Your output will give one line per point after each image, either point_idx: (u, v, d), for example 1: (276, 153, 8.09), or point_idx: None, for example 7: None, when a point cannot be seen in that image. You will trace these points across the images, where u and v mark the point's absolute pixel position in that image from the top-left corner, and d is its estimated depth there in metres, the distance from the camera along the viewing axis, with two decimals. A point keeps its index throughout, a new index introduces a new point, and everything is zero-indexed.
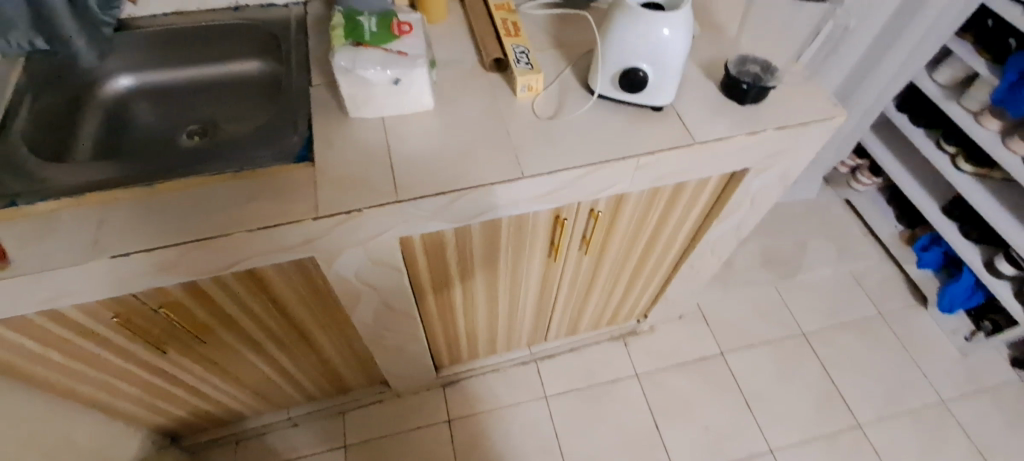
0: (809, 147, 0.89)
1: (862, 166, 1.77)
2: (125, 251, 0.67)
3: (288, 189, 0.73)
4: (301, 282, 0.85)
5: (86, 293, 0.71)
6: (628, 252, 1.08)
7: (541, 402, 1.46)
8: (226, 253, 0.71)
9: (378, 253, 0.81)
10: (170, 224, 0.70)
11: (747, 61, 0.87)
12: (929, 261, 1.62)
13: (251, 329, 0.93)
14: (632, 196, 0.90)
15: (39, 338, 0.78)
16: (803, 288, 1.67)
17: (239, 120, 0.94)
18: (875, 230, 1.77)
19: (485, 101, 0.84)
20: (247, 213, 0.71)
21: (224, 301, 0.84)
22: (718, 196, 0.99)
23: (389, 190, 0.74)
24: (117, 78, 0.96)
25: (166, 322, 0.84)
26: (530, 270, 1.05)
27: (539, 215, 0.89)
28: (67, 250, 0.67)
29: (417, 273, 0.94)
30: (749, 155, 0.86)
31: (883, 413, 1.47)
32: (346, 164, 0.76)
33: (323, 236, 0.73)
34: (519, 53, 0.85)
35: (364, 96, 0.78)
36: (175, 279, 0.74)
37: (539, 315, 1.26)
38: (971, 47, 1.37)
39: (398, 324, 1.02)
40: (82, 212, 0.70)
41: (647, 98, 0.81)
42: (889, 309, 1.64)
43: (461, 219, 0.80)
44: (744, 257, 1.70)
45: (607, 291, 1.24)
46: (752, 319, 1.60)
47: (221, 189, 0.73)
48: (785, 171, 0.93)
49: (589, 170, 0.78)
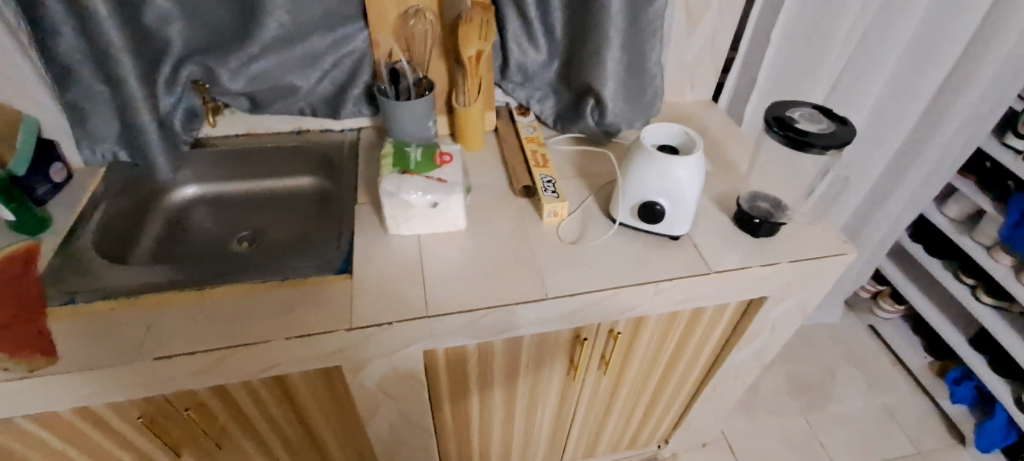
0: (822, 280, 0.92)
1: (883, 291, 1.78)
2: (169, 354, 0.71)
3: (326, 300, 0.78)
4: (324, 390, 0.86)
5: (122, 392, 0.74)
6: (648, 374, 1.07)
7: None
8: (261, 359, 0.74)
9: (402, 365, 0.83)
10: (214, 328, 0.74)
11: (757, 198, 0.93)
12: (963, 396, 1.55)
13: (266, 435, 0.93)
14: (651, 318, 0.93)
15: (64, 434, 0.79)
16: (833, 419, 1.58)
17: (286, 230, 1.03)
18: (904, 360, 1.71)
19: (514, 223, 0.91)
20: (287, 321, 0.75)
21: (246, 406, 0.85)
22: (737, 321, 1.00)
23: (420, 305, 0.78)
24: (185, 188, 1.06)
25: (187, 423, 0.85)
26: (549, 388, 1.04)
27: (560, 333, 0.91)
28: (116, 349, 0.71)
29: (436, 385, 0.94)
30: (764, 285, 0.89)
31: None
32: (383, 278, 0.81)
33: (353, 346, 0.76)
34: (546, 182, 0.94)
35: (405, 215, 0.85)
36: (208, 382, 0.76)
37: (556, 435, 1.22)
38: (974, 185, 1.43)
39: (413, 437, 1.00)
40: (135, 313, 0.75)
41: (665, 228, 0.87)
42: (929, 448, 1.53)
43: (484, 335, 0.83)
44: (768, 381, 1.65)
45: (627, 413, 1.21)
46: (782, 451, 1.51)
47: (264, 296, 0.78)
48: (802, 301, 0.96)
49: (611, 293, 0.82)
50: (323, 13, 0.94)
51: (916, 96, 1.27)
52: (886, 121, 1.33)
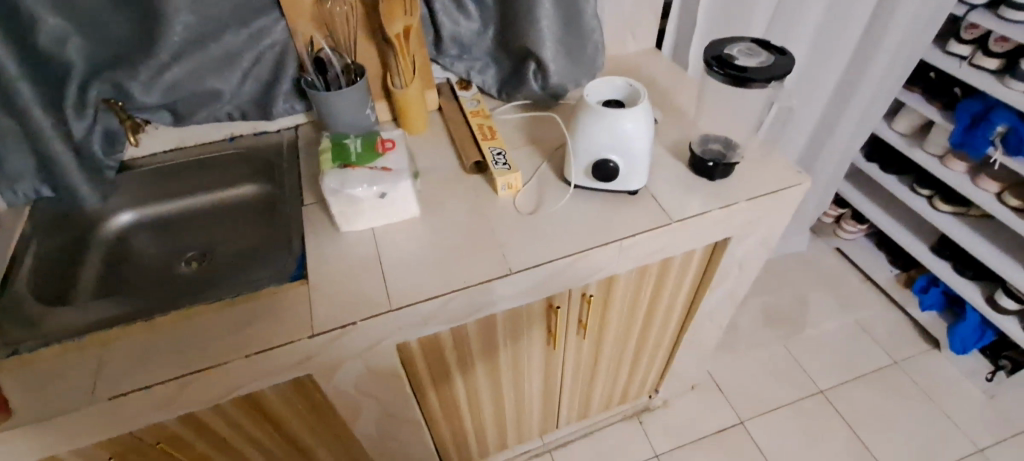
0: (781, 214, 0.93)
1: (844, 215, 1.82)
2: (124, 391, 0.67)
3: (284, 310, 0.75)
4: (300, 400, 0.83)
5: (85, 437, 0.70)
6: (627, 330, 1.08)
7: None
8: (224, 381, 0.71)
9: (376, 363, 0.81)
10: (168, 357, 0.70)
11: (708, 140, 0.93)
12: (932, 303, 1.61)
13: (251, 453, 0.90)
14: (621, 276, 0.92)
15: None
16: (813, 343, 1.63)
17: (236, 244, 0.98)
18: (872, 276, 1.77)
19: (469, 201, 0.89)
20: (245, 338, 0.72)
21: (221, 429, 0.82)
22: (705, 266, 1.01)
23: (383, 299, 0.75)
24: (120, 214, 1.00)
25: (163, 455, 0.82)
26: (531, 360, 1.04)
27: (533, 305, 0.90)
28: (66, 395, 0.68)
29: (416, 375, 0.93)
30: (726, 226, 0.89)
31: None
32: (340, 278, 0.78)
33: (321, 352, 0.74)
34: (496, 154, 0.92)
35: (354, 210, 0.82)
36: (174, 412, 0.73)
37: (547, 403, 1.23)
38: (922, 97, 1.46)
39: (402, 430, 0.99)
40: (82, 355, 0.71)
41: (621, 184, 0.86)
42: (904, 356, 1.61)
43: (455, 319, 0.81)
44: (747, 317, 1.69)
45: (613, 370, 1.22)
46: (768, 381, 1.55)
47: (218, 316, 0.74)
48: (765, 236, 0.97)
49: (576, 258, 0.81)
50: (233, 9, 0.88)
51: (854, 16, 1.27)
52: (829, 46, 1.33)
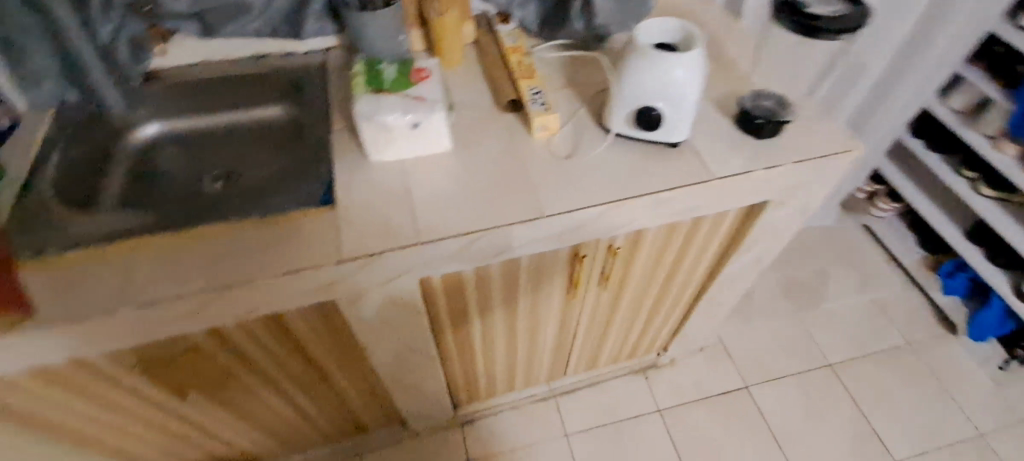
0: (825, 181, 0.89)
1: (879, 192, 1.76)
2: (152, 300, 0.68)
3: (310, 234, 0.74)
4: (322, 325, 0.84)
5: (113, 341, 0.72)
6: (647, 286, 1.07)
7: (562, 440, 1.41)
8: (250, 299, 0.72)
9: (399, 295, 0.81)
10: (195, 271, 0.71)
11: (760, 97, 0.87)
12: (955, 288, 1.58)
13: (272, 372, 0.93)
14: (651, 231, 0.90)
15: (61, 386, 0.78)
16: (827, 318, 1.62)
17: (261, 165, 0.96)
18: (897, 256, 1.73)
19: (503, 141, 0.85)
20: (271, 259, 0.72)
21: (244, 345, 0.83)
22: (737, 228, 0.98)
23: (410, 232, 0.74)
24: (145, 126, 0.98)
25: (187, 366, 0.84)
26: (549, 308, 1.04)
27: (558, 252, 0.88)
28: (95, 298, 0.68)
29: (436, 312, 0.93)
30: (767, 189, 0.85)
31: (921, 449, 1.39)
32: (367, 207, 0.77)
33: (346, 279, 0.74)
34: (534, 94, 0.87)
35: (385, 140, 0.79)
36: (200, 325, 0.74)
37: (559, 351, 1.25)
38: (982, 73, 1.36)
39: (417, 363, 1.01)
40: (110, 261, 0.72)
41: (663, 135, 0.82)
42: (918, 339, 1.59)
43: (480, 260, 0.80)
44: (764, 286, 1.67)
45: (627, 325, 1.22)
46: (777, 350, 1.56)
47: (245, 235, 0.74)
48: (804, 203, 0.93)
49: (609, 207, 0.78)
50: None
51: None
52: (894, 6, 1.23)
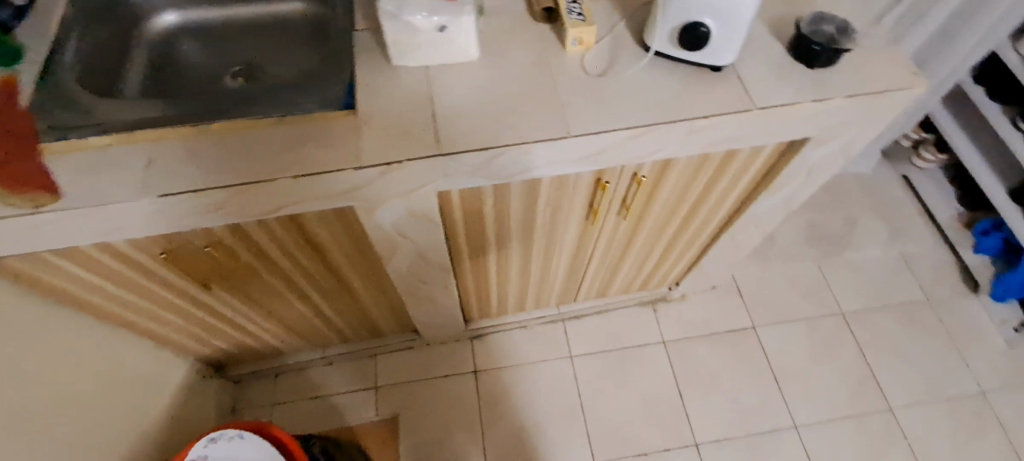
0: (875, 120, 0.83)
1: (926, 140, 1.65)
2: (174, 191, 0.68)
3: (329, 138, 0.72)
4: (341, 230, 0.85)
5: (138, 229, 0.73)
6: (668, 218, 1.05)
7: (566, 361, 1.46)
8: (270, 198, 0.72)
9: (417, 207, 0.80)
10: (215, 165, 0.70)
11: (822, 20, 0.79)
12: (988, 247, 1.52)
13: (292, 272, 0.95)
14: (680, 161, 0.86)
15: (93, 268, 0.81)
16: (846, 266, 1.60)
17: (282, 63, 0.93)
18: (932, 210, 1.66)
19: (533, 53, 0.80)
20: (291, 159, 0.71)
21: (266, 244, 0.85)
22: (770, 167, 0.93)
23: (431, 142, 0.72)
24: (163, 15, 0.96)
25: (211, 260, 0.86)
26: (566, 233, 1.03)
27: (581, 176, 0.86)
28: (119, 186, 0.69)
29: (454, 230, 0.93)
30: (810, 125, 0.80)
31: (918, 399, 1.41)
32: (389, 113, 0.74)
33: (365, 186, 0.73)
34: (571, 2, 0.80)
35: (410, 43, 0.75)
36: (222, 220, 0.75)
37: (572, 276, 1.26)
38: None
39: (432, 276, 1.03)
40: (132, 150, 0.72)
41: (707, 57, 0.76)
42: (937, 295, 1.56)
43: (502, 177, 0.78)
44: (788, 230, 1.63)
45: (643, 256, 1.22)
46: (790, 294, 1.55)
47: (265, 133, 0.72)
48: (849, 142, 0.87)
49: (640, 132, 0.74)
50: None
51: None
52: None
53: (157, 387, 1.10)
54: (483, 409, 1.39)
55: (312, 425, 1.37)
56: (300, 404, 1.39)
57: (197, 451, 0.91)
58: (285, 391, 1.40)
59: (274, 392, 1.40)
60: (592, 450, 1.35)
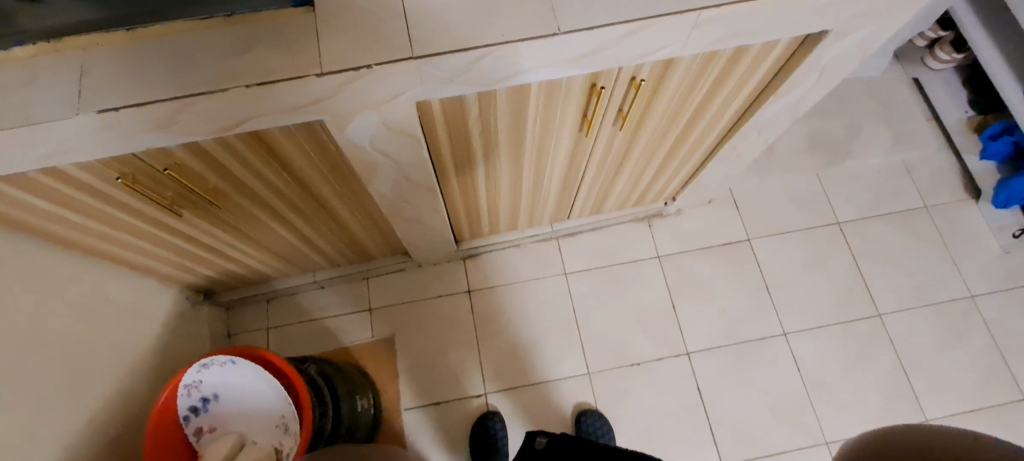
0: (903, 5, 0.74)
1: (944, 39, 1.55)
2: (114, 107, 0.61)
3: (287, 39, 0.63)
4: (313, 148, 0.78)
5: (85, 152, 0.67)
6: (666, 127, 0.98)
7: (560, 278, 1.45)
8: (226, 112, 0.64)
9: (394, 120, 0.73)
10: (158, 75, 0.62)
11: None
12: (994, 152, 1.46)
13: (266, 195, 0.90)
14: (682, 61, 0.78)
15: (48, 197, 0.75)
16: (847, 175, 1.56)
17: None
18: (941, 115, 1.59)
19: None
20: (244, 66, 0.62)
21: (232, 165, 0.79)
22: (781, 65, 0.85)
23: (403, 43, 0.64)
24: None
25: (174, 184, 0.80)
26: (558, 145, 0.96)
27: (574, 81, 0.78)
28: (51, 101, 0.61)
29: (437, 144, 0.86)
30: (831, 13, 0.71)
31: (906, 305, 1.43)
32: (354, 9, 0.65)
33: (333, 95, 0.65)
34: None
35: None
36: (176, 139, 0.68)
37: (565, 192, 1.21)
38: None
39: (418, 195, 0.98)
40: (61, 60, 0.63)
41: None
42: (937, 202, 1.53)
43: (486, 83, 0.70)
44: (790, 139, 1.57)
45: (640, 168, 1.16)
46: (787, 206, 1.52)
47: (212, 36, 0.64)
48: (869, 35, 0.79)
49: (639, 27, 0.66)
50: None
51: None
52: None
53: (145, 316, 1.09)
54: (478, 326, 1.41)
55: (308, 346, 1.38)
56: (295, 327, 1.39)
57: (191, 376, 0.90)
58: (278, 316, 1.40)
59: (268, 317, 1.40)
60: (586, 361, 1.38)
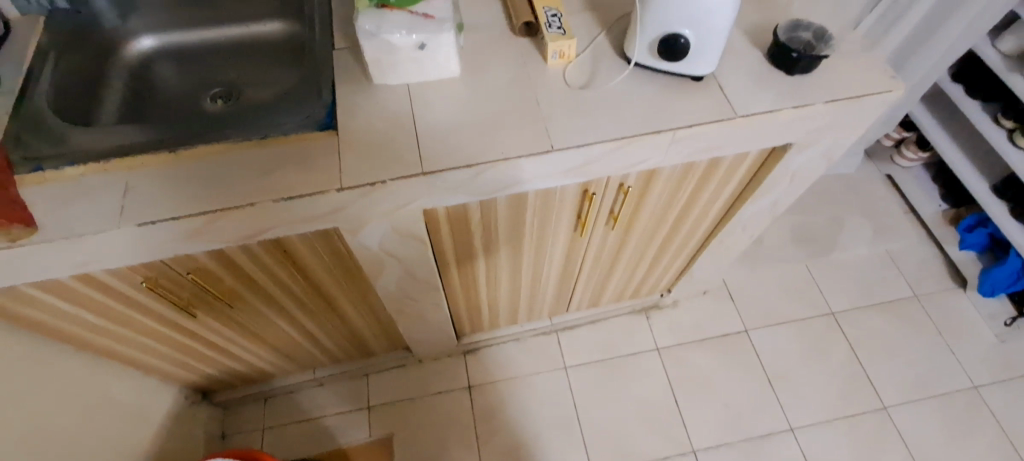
0: (856, 122, 0.83)
1: (908, 139, 1.67)
2: (152, 219, 0.67)
3: (312, 159, 0.72)
4: (326, 251, 0.84)
5: (118, 260, 0.72)
6: (656, 227, 1.05)
7: (561, 372, 1.45)
8: (251, 223, 0.71)
9: (402, 225, 0.80)
10: (194, 191, 0.69)
11: (799, 28, 0.80)
12: (973, 243, 1.53)
13: (279, 296, 0.94)
14: (665, 170, 0.86)
15: (73, 299, 0.79)
16: (835, 266, 1.61)
17: (261, 84, 0.94)
18: (916, 207, 1.68)
19: (515, 66, 0.81)
20: (272, 182, 0.70)
21: (250, 268, 0.84)
22: (755, 171, 0.93)
23: (415, 160, 0.72)
24: (141, 39, 0.96)
25: (193, 286, 0.85)
26: (555, 244, 1.02)
27: (567, 189, 0.86)
28: (95, 215, 0.68)
29: (440, 245, 0.92)
30: (793, 129, 0.80)
31: (911, 397, 1.42)
32: (371, 132, 0.74)
33: (350, 206, 0.72)
34: (551, 16, 0.81)
35: (390, 62, 0.75)
36: (203, 246, 0.74)
37: (563, 286, 1.25)
38: None
39: (422, 293, 1.02)
40: (109, 179, 0.70)
41: (686, 67, 0.77)
42: (925, 291, 1.57)
43: (488, 192, 0.78)
44: (776, 232, 1.64)
45: (633, 264, 1.21)
46: (780, 297, 1.56)
47: (246, 156, 0.72)
48: (831, 146, 0.88)
49: (624, 144, 0.74)
50: None
51: None
52: None
53: (145, 416, 1.08)
54: (478, 423, 1.38)
55: (304, 448, 1.34)
56: (290, 427, 1.37)
57: None
58: (275, 415, 1.38)
59: (264, 417, 1.37)
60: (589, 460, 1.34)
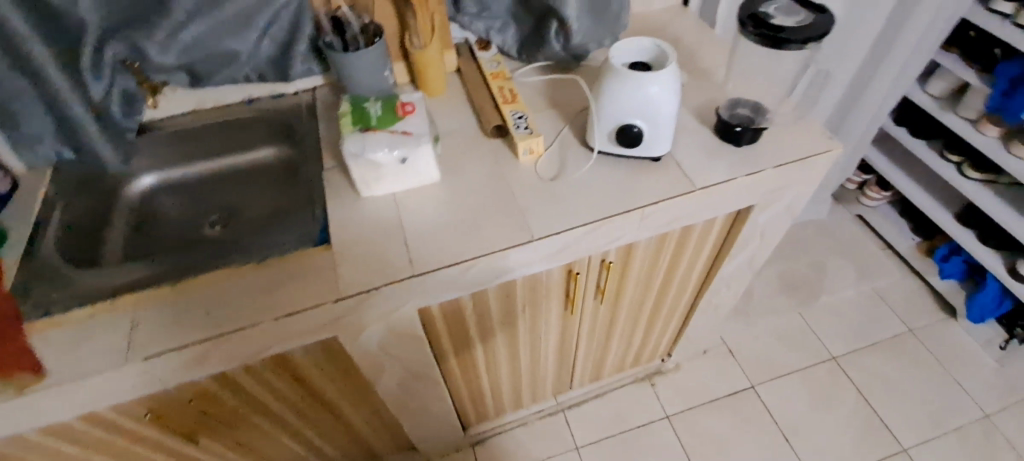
0: (806, 180, 0.91)
1: (869, 181, 1.77)
2: (158, 352, 0.69)
3: (308, 275, 0.76)
4: (325, 360, 0.86)
5: (123, 395, 0.73)
6: (643, 296, 1.08)
7: (573, 453, 1.41)
8: (252, 343, 0.74)
9: (398, 325, 0.82)
10: (197, 319, 0.72)
11: (738, 105, 0.91)
12: (952, 272, 1.58)
13: (281, 411, 0.94)
14: (641, 244, 0.92)
15: (75, 441, 0.79)
16: (827, 310, 1.64)
17: (256, 207, 1.00)
18: (891, 243, 1.75)
19: (489, 166, 0.88)
20: (272, 301, 0.73)
21: (251, 386, 0.85)
22: (726, 233, 0.99)
23: (404, 264, 0.76)
24: (143, 178, 1.02)
25: (196, 412, 0.85)
26: (548, 324, 1.05)
27: (552, 271, 0.90)
28: (101, 355, 0.70)
29: (437, 339, 0.95)
30: (751, 193, 0.87)
31: (928, 435, 1.40)
32: (362, 242, 0.79)
33: (347, 314, 0.75)
34: (517, 118, 0.90)
35: (374, 176, 0.81)
36: (206, 371, 0.76)
37: (563, 363, 1.25)
38: (959, 59, 1.32)
39: (423, 389, 1.03)
40: (114, 317, 0.73)
41: (644, 150, 0.84)
42: (918, 324, 1.60)
43: (477, 284, 0.82)
44: (763, 283, 1.68)
45: (628, 334, 1.23)
46: (779, 348, 1.57)
47: (245, 279, 0.76)
48: (790, 203, 0.95)
49: (597, 225, 0.80)
50: None
51: None
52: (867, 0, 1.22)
53: None
54: None
55: None
56: None
57: None
58: None
59: None
60: None
